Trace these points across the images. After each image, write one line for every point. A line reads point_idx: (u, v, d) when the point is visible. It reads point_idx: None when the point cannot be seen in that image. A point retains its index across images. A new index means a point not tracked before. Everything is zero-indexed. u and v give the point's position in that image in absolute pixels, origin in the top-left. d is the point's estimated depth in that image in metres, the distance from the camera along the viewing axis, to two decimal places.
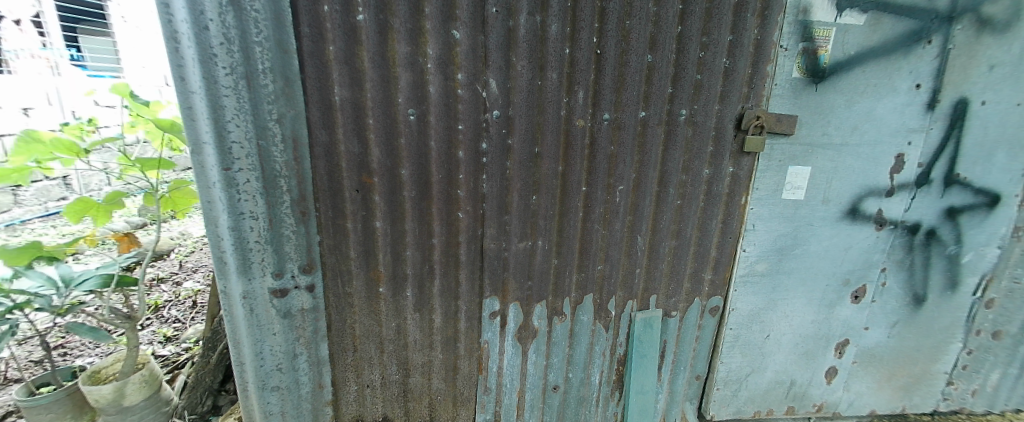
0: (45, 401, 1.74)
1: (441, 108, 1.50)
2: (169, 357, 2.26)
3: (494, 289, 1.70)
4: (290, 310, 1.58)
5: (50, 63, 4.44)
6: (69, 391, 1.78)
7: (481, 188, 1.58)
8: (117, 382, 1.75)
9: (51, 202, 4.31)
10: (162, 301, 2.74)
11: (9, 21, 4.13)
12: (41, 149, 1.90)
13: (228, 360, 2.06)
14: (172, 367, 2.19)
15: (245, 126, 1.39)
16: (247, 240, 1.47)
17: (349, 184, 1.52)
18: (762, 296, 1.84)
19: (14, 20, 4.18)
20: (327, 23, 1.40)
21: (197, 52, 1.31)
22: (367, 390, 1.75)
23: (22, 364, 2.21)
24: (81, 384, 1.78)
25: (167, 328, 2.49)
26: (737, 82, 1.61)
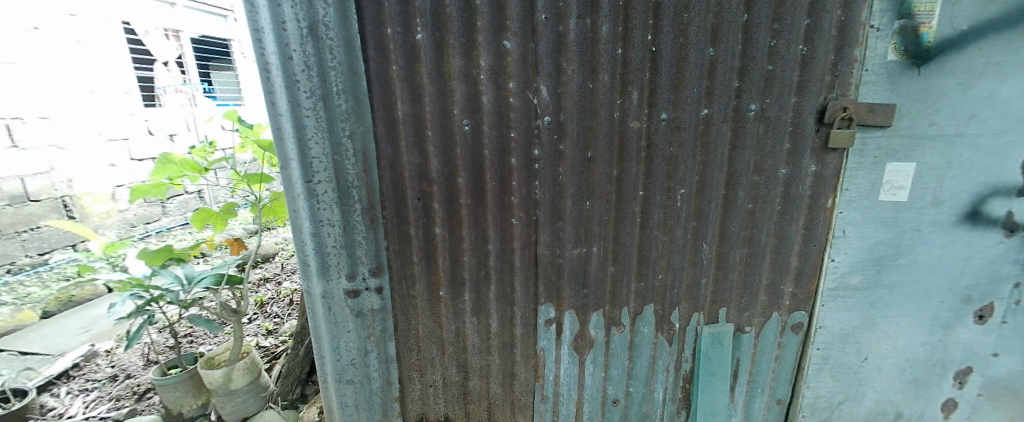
0: (174, 381, 2.05)
1: (494, 117, 1.51)
2: (269, 348, 2.56)
3: (549, 296, 1.68)
4: (362, 310, 1.68)
5: (189, 96, 5.38)
6: (191, 373, 2.09)
7: (535, 194, 1.57)
8: (225, 368, 2.02)
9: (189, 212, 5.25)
10: (267, 298, 3.13)
11: (160, 64, 5.05)
12: (174, 168, 2.28)
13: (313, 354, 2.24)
14: (270, 357, 2.48)
15: (323, 141, 1.49)
16: (326, 245, 1.58)
17: (411, 193, 1.58)
18: (859, 313, 1.61)
19: (163, 62, 5.10)
20: (390, 44, 1.48)
21: (283, 80, 1.43)
22: (430, 389, 1.82)
23: (161, 348, 2.69)
24: (199, 368, 2.08)
25: (269, 322, 2.84)
26: (816, 70, 1.44)
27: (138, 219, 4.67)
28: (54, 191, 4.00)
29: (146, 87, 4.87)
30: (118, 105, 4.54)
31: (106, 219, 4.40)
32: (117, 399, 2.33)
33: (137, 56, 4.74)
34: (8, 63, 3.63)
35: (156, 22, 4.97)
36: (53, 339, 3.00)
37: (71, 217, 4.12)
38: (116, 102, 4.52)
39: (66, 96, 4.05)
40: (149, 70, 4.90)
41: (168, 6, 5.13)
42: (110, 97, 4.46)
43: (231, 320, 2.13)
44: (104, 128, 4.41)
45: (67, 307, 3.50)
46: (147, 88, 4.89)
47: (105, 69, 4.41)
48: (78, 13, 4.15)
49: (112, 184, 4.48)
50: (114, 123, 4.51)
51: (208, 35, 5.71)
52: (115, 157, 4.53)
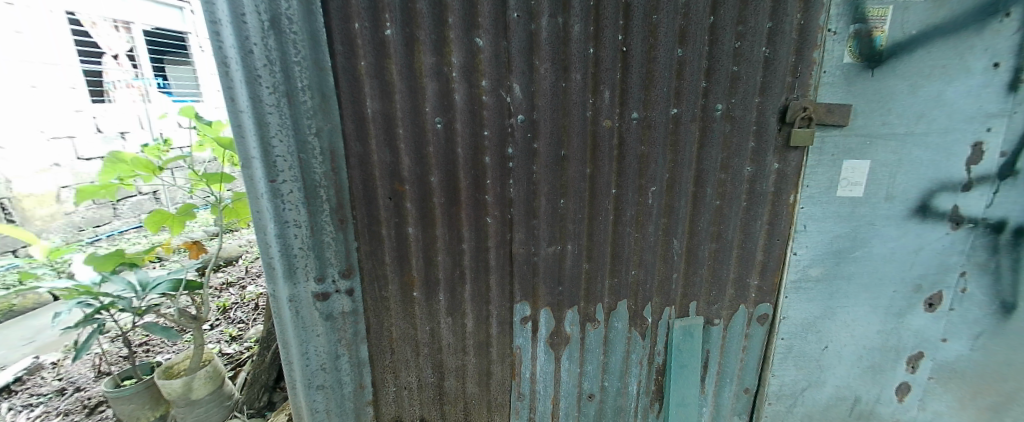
0: (128, 392, 1.94)
1: (466, 115, 1.50)
2: (233, 355, 2.46)
3: (524, 294, 1.68)
4: (332, 313, 1.63)
5: (141, 92, 5.05)
6: (147, 384, 1.98)
7: (509, 193, 1.56)
8: (186, 377, 1.92)
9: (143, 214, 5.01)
10: (229, 303, 3.00)
11: (109, 57, 4.77)
12: (125, 168, 2.14)
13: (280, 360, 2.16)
14: (234, 364, 2.38)
15: (288, 140, 1.44)
16: (292, 247, 1.52)
17: (382, 192, 1.55)
18: (818, 304, 1.69)
19: (113, 55, 4.82)
20: (358, 40, 1.43)
21: (244, 76, 1.37)
22: (405, 391, 1.79)
23: (114, 359, 2.54)
24: (157, 379, 1.96)
25: (232, 328, 2.72)
26: (779, 71, 1.49)
27: (86, 222, 4.40)
28: None
29: (93, 81, 4.57)
30: (61, 101, 4.25)
31: (50, 222, 4.12)
32: (64, 415, 2.18)
33: (82, 48, 4.44)
34: None
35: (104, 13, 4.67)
36: None
37: (10, 220, 3.81)
38: (58, 97, 4.22)
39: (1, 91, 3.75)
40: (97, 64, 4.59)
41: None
42: (53, 92, 4.17)
43: (191, 326, 2.02)
44: (45, 125, 4.10)
45: (4, 318, 3.24)
46: (94, 82, 4.59)
47: (46, 62, 4.12)
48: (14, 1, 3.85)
49: (56, 184, 4.19)
50: (57, 120, 4.21)
51: (163, 27, 5.41)
52: (58, 156, 4.24)
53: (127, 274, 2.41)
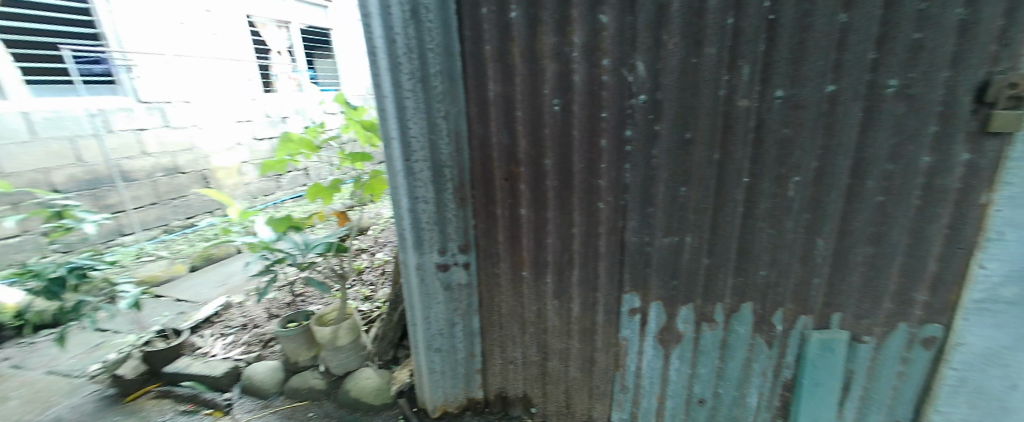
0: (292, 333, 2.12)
1: (586, 97, 1.45)
2: (367, 312, 2.79)
3: (634, 284, 1.61)
4: (451, 284, 1.75)
5: (297, 82, 5.98)
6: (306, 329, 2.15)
7: (624, 178, 1.49)
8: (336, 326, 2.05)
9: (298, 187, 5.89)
10: (363, 267, 3.41)
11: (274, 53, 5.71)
12: (292, 147, 2.52)
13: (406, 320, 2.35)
14: (368, 320, 2.70)
15: (420, 121, 1.56)
16: (421, 221, 1.66)
17: (499, 173, 1.60)
18: (1011, 333, 1.33)
19: (277, 52, 5.75)
20: (484, 24, 1.48)
21: (388, 63, 1.51)
22: (510, 365, 1.87)
23: (280, 304, 3.04)
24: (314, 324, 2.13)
25: (366, 288, 3.09)
26: (982, 38, 1.16)
27: (256, 191, 5.31)
28: (196, 165, 4.66)
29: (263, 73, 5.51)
30: (243, 91, 5.14)
31: (236, 190, 5.08)
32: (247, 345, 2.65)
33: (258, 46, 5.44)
34: (163, 55, 4.25)
35: (270, 15, 5.49)
36: (197, 290, 3.55)
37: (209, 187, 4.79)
38: (241, 88, 5.11)
39: (202, 84, 4.67)
40: (264, 58, 5.55)
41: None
42: (238, 84, 5.07)
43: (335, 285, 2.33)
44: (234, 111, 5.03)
45: (208, 263, 4.07)
46: (264, 74, 5.52)
47: (235, 59, 5.02)
48: (212, 9, 4.72)
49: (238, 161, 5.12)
50: (240, 108, 5.12)
51: (314, 25, 6.20)
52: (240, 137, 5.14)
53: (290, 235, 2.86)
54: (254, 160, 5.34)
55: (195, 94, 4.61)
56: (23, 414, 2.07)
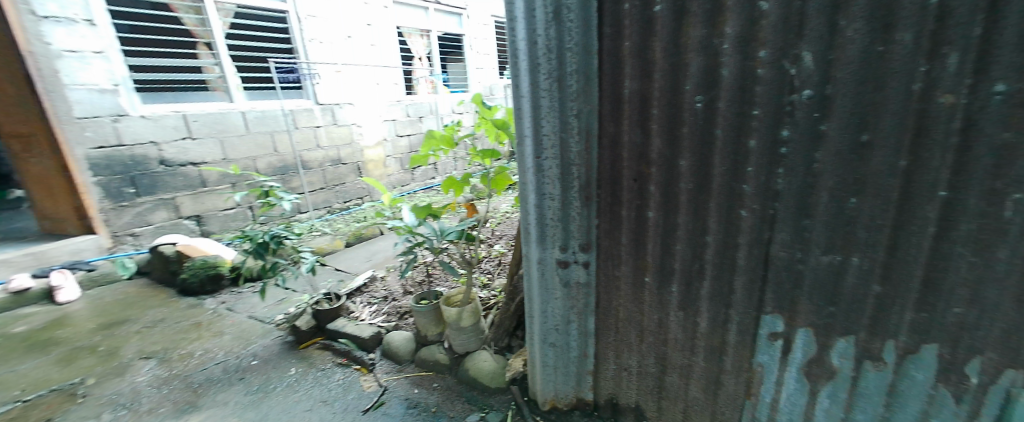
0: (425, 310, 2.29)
1: (735, 92, 1.22)
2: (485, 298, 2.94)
3: (778, 305, 1.33)
4: (570, 281, 1.75)
5: (432, 85, 6.57)
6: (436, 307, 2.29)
7: (775, 184, 1.22)
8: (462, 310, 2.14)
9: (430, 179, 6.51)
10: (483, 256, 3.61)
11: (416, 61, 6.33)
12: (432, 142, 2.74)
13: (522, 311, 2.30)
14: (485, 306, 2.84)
15: (553, 120, 1.53)
16: (546, 217, 1.67)
17: (627, 173, 1.50)
18: None
19: (417, 58, 6.30)
20: (626, 20, 1.36)
21: (529, 64, 1.49)
22: (624, 372, 1.80)
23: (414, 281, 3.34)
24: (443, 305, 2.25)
25: (484, 276, 3.28)
26: None
27: (395, 182, 5.96)
28: (354, 157, 5.36)
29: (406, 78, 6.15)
30: (391, 94, 5.76)
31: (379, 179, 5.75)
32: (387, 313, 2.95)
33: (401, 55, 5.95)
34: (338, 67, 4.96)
35: (412, 24, 6.01)
36: (349, 263, 4.07)
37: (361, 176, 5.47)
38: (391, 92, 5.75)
39: (362, 88, 5.30)
40: (408, 64, 6.14)
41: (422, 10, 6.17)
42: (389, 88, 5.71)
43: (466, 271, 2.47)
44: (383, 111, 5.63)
45: (359, 241, 4.61)
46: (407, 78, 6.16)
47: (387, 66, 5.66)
48: (375, 23, 5.34)
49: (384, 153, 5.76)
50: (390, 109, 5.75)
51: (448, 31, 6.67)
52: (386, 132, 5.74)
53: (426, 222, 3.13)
54: (395, 153, 5.95)
55: (357, 96, 5.24)
56: (237, 346, 2.47)
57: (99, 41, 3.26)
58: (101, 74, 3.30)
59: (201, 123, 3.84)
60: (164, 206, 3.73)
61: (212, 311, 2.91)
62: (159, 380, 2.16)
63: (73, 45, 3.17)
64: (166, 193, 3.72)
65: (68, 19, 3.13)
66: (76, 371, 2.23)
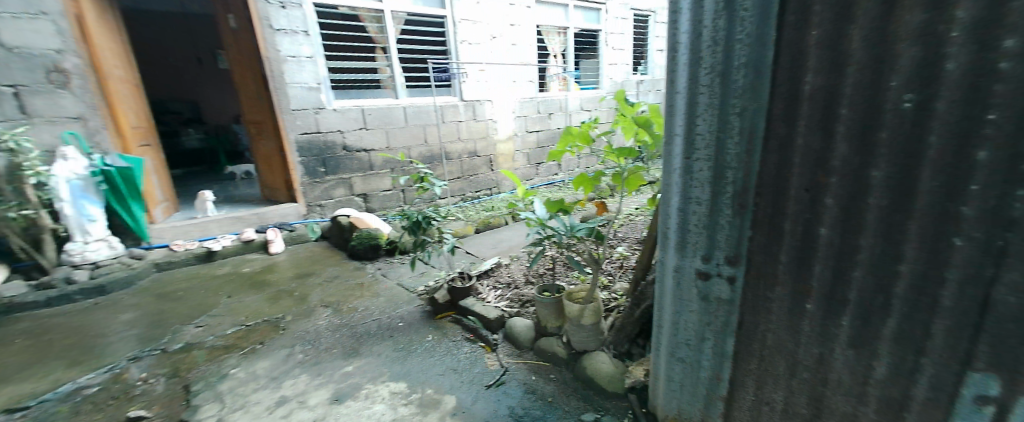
0: (546, 300, 2.23)
1: (966, 92, 0.85)
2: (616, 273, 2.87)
3: (1007, 365, 0.90)
4: (709, 296, 1.43)
5: (563, 83, 5.89)
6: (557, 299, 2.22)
7: (1017, 205, 0.83)
8: (583, 305, 2.04)
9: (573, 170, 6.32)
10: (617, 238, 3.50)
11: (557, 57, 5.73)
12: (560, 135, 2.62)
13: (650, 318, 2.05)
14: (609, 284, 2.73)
15: (711, 111, 1.26)
16: (689, 223, 1.40)
17: (795, 181, 1.15)
18: None
19: (558, 53, 5.73)
20: (816, 4, 1.03)
21: (688, 58, 1.27)
22: (764, 408, 1.42)
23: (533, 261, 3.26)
24: (564, 297, 2.17)
25: (621, 254, 3.18)
26: None
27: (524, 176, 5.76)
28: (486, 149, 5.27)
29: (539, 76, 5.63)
30: (526, 91, 5.42)
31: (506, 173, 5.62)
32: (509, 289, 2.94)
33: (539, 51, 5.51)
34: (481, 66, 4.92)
35: (553, 23, 5.43)
36: (494, 239, 4.11)
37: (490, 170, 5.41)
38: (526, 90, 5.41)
39: (499, 86, 5.13)
40: (544, 62, 5.60)
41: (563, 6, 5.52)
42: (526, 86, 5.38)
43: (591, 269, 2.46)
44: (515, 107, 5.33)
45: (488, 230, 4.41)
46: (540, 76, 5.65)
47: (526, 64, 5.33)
48: (522, 22, 5.11)
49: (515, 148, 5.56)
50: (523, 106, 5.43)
51: (588, 28, 5.82)
52: (517, 127, 5.48)
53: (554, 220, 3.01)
54: (525, 149, 5.66)
55: (495, 95, 5.13)
56: (388, 308, 2.85)
57: (311, 47, 3.93)
58: (310, 75, 3.97)
59: (374, 117, 4.36)
60: (343, 184, 4.36)
61: (372, 275, 3.39)
62: (334, 326, 2.59)
63: (293, 51, 3.86)
64: (345, 174, 4.35)
65: (292, 30, 3.82)
66: (279, 308, 2.80)
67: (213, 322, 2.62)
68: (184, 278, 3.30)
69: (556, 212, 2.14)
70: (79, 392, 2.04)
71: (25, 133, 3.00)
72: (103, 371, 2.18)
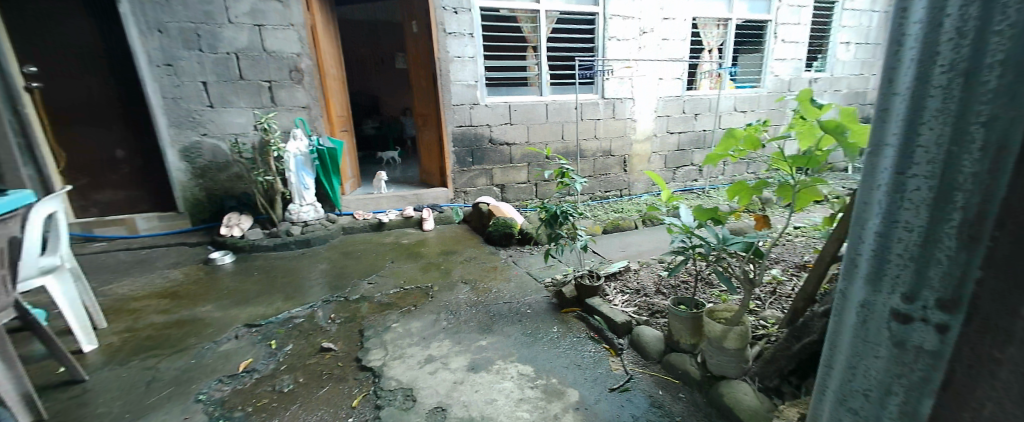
0: (681, 314, 2.02)
1: None
2: (773, 292, 2.49)
3: None
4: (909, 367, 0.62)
5: (717, 81, 5.39)
6: (694, 315, 2.00)
7: None
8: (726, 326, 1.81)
9: (720, 177, 5.72)
10: (779, 252, 3.04)
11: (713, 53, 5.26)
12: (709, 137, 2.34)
13: (813, 353, 1.71)
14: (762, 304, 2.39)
15: (942, 117, 0.56)
16: (893, 254, 0.64)
17: None
18: None
19: (715, 49, 5.25)
20: None
21: (910, 62, 0.59)
22: None
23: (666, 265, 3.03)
24: (704, 315, 1.95)
25: (785, 271, 2.75)
26: None
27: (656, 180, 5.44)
28: (623, 149, 5.12)
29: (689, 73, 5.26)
30: (673, 89, 5.10)
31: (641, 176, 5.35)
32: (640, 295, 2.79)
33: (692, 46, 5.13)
34: (628, 66, 4.85)
35: (711, 15, 5.02)
36: (622, 239, 3.84)
37: (624, 170, 5.22)
38: (674, 88, 5.09)
39: (644, 85, 4.96)
40: (695, 59, 5.21)
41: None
42: (673, 84, 5.07)
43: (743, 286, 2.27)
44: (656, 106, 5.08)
45: (616, 232, 4.04)
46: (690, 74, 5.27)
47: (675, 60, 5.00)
48: (676, 16, 4.85)
49: (651, 149, 5.26)
50: (669, 105, 5.13)
51: (753, 19, 5.22)
52: (657, 127, 5.19)
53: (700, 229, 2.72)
54: (661, 151, 5.31)
55: (638, 92, 4.97)
56: (520, 293, 2.96)
57: (473, 49, 4.30)
58: (470, 73, 4.35)
59: (519, 112, 4.59)
60: (485, 174, 4.70)
61: (504, 260, 3.56)
62: (472, 301, 2.83)
63: (458, 52, 4.26)
64: (488, 165, 4.69)
65: (459, 33, 4.21)
66: (429, 277, 3.18)
67: (380, 282, 3.10)
68: (360, 241, 3.93)
69: (706, 220, 1.99)
70: (292, 319, 2.60)
71: (275, 117, 3.92)
72: (308, 307, 2.74)
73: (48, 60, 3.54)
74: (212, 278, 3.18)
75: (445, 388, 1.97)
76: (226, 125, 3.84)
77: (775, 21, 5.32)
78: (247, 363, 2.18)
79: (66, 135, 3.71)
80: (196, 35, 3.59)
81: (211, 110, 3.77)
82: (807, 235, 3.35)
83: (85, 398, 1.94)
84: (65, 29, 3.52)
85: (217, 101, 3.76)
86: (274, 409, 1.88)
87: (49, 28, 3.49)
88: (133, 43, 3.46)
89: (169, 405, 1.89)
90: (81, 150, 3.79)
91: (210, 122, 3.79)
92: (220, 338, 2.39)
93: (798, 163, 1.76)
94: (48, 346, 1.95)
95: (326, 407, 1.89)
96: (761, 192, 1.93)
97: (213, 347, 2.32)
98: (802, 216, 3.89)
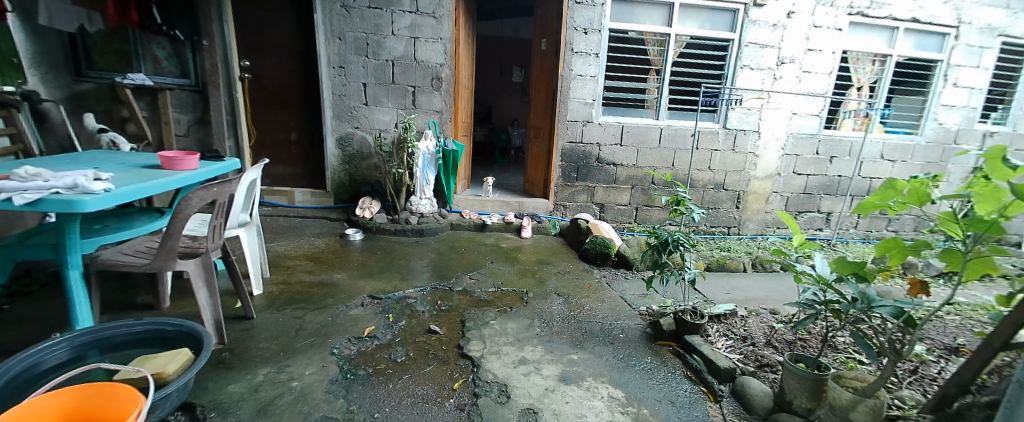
0: (799, 373, 1.89)
1: None
2: (919, 372, 2.19)
3: None
4: None
5: (863, 123, 4.83)
6: (816, 377, 1.85)
7: None
8: (856, 396, 1.66)
9: (851, 230, 5.09)
10: (928, 328, 2.65)
11: (864, 92, 4.76)
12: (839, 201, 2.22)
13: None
14: (900, 383, 2.11)
15: None
16: None
17: None
18: None
19: (867, 87, 4.74)
20: None
21: None
22: None
23: (784, 320, 2.80)
24: (828, 378, 1.80)
25: (937, 351, 2.40)
26: None
27: (771, 222, 5.03)
28: (739, 185, 4.81)
29: (829, 110, 4.78)
30: (807, 127, 4.70)
31: (756, 215, 4.97)
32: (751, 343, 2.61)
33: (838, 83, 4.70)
34: (759, 97, 4.57)
35: (866, 50, 4.56)
36: (728, 280, 3.63)
37: (737, 207, 4.90)
38: (808, 126, 4.70)
39: (774, 119, 4.64)
40: (840, 95, 4.74)
41: (889, 29, 4.55)
42: (807, 121, 4.68)
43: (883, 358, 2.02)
44: (784, 142, 4.72)
45: (720, 272, 3.81)
46: (830, 111, 4.79)
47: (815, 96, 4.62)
48: (822, 48, 4.48)
49: (772, 188, 4.88)
50: (799, 142, 4.74)
51: (919, 57, 4.63)
52: (782, 165, 4.82)
53: (841, 289, 2.47)
54: (785, 191, 4.91)
55: (766, 125, 4.65)
56: (615, 315, 2.92)
57: (597, 68, 4.37)
58: (589, 92, 4.43)
59: (631, 134, 4.56)
60: (587, 192, 4.72)
61: (599, 280, 3.53)
62: (565, 314, 2.87)
63: (583, 71, 4.36)
64: (592, 183, 4.70)
65: (586, 53, 4.32)
66: (525, 283, 3.30)
67: (480, 278, 3.30)
68: (465, 239, 4.18)
69: (849, 276, 1.85)
70: (404, 299, 2.89)
71: (414, 118, 4.37)
72: (419, 290, 3.02)
73: (257, 57, 4.38)
74: (345, 251, 3.62)
75: (537, 393, 2.06)
76: (375, 122, 4.37)
77: (947, 62, 4.67)
78: (370, 329, 2.48)
79: (260, 117, 4.55)
80: (366, 44, 4.17)
81: (365, 107, 4.32)
82: (961, 314, 2.87)
83: (252, 332, 2.36)
84: (273, 33, 4.32)
85: (370, 100, 4.31)
86: (389, 375, 2.13)
87: (262, 31, 4.31)
88: (319, 47, 4.11)
89: (311, 352, 2.23)
90: (268, 131, 4.59)
91: (362, 117, 4.35)
92: (351, 304, 2.74)
93: (974, 226, 1.56)
94: (234, 284, 2.44)
95: (431, 384, 2.09)
96: (920, 255, 1.75)
97: (345, 310, 2.68)
98: (969, 289, 3.26)
